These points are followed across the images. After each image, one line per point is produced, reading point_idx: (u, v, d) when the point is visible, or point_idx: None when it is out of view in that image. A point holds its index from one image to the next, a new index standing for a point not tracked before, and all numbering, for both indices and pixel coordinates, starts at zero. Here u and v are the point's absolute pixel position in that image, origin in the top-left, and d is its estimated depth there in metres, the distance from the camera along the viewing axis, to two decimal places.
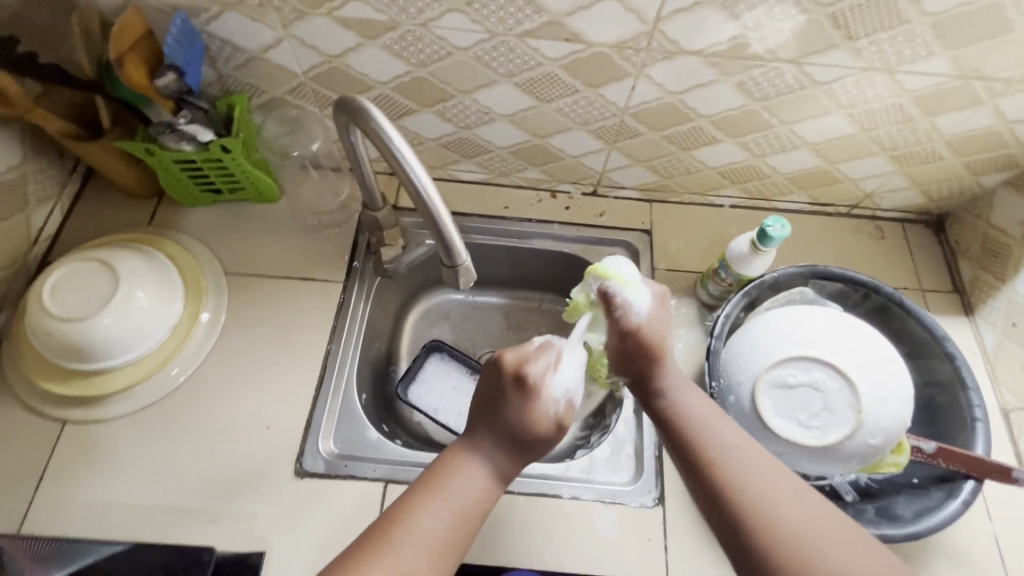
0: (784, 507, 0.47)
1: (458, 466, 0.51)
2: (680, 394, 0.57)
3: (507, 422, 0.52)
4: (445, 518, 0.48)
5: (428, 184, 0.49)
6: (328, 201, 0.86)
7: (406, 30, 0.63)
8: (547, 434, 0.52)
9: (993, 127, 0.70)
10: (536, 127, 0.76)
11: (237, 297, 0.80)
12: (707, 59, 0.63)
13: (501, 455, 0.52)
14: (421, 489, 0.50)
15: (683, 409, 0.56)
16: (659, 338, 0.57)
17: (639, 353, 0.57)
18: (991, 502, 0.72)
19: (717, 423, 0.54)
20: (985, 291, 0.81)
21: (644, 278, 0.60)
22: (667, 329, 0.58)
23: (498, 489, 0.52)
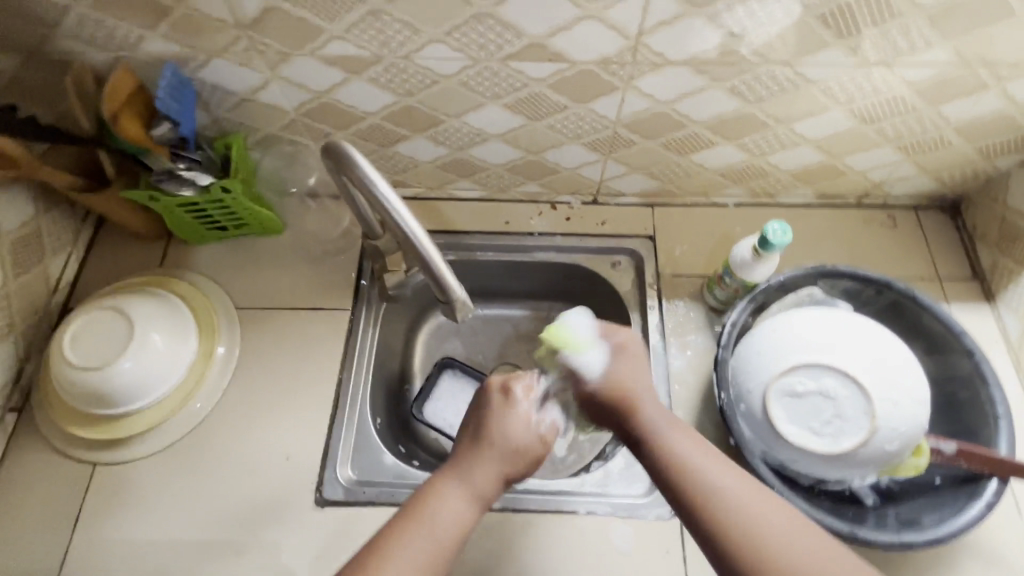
0: (772, 546, 0.49)
1: (443, 488, 0.56)
2: (662, 428, 0.58)
3: (489, 443, 0.58)
4: (433, 536, 0.52)
5: (415, 228, 0.54)
6: (330, 229, 0.87)
7: (390, 63, 0.63)
8: (528, 448, 0.59)
9: (1002, 110, 0.67)
10: (529, 144, 0.75)
11: (249, 331, 0.81)
12: (696, 67, 0.62)
13: (483, 477, 0.56)
14: (410, 511, 0.54)
15: (661, 433, 0.57)
16: (622, 386, 0.61)
17: (603, 406, 0.62)
18: (1021, 497, 0.69)
19: (696, 449, 0.55)
20: (1006, 277, 0.78)
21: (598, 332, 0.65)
22: (630, 378, 0.62)
23: (480, 510, 0.56)
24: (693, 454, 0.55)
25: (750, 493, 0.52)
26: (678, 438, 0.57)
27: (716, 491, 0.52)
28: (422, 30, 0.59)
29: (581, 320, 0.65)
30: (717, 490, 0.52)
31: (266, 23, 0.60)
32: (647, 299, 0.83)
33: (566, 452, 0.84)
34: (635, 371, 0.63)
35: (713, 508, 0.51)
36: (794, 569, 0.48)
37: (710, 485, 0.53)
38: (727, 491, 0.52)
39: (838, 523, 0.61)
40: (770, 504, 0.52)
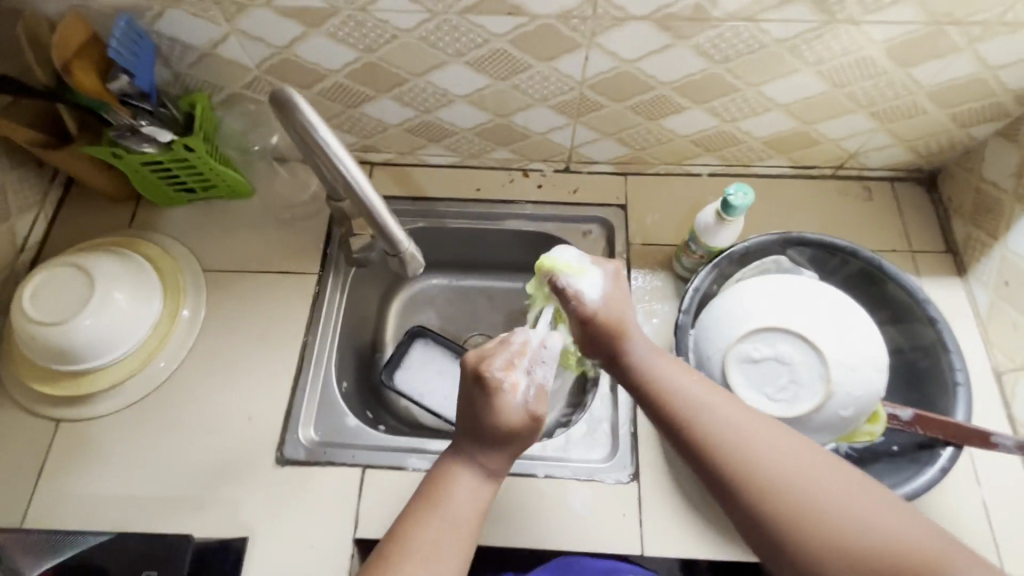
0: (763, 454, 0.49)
1: (457, 481, 0.54)
2: (648, 358, 0.58)
3: (491, 431, 0.55)
4: (458, 526, 0.52)
5: (362, 179, 0.53)
6: (300, 194, 0.86)
7: (348, 16, 0.62)
8: (523, 424, 0.55)
9: (975, 75, 0.66)
10: (496, 106, 0.74)
11: (215, 293, 0.81)
12: (660, 23, 0.61)
13: (493, 460, 0.55)
14: (425, 507, 0.53)
15: (650, 366, 0.57)
16: (616, 317, 0.59)
17: (597, 338, 0.60)
18: (981, 468, 0.69)
19: (682, 376, 0.56)
20: (978, 250, 0.77)
21: (594, 260, 0.63)
22: (624, 308, 0.60)
23: (494, 486, 0.56)
24: (678, 379, 0.55)
25: (734, 411, 0.52)
26: (665, 363, 0.57)
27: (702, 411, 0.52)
28: None
29: (572, 249, 0.63)
30: (702, 410, 0.52)
31: None
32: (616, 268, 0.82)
33: None
34: (626, 303, 0.61)
35: (700, 428, 0.52)
36: (784, 474, 0.48)
37: (696, 405, 0.53)
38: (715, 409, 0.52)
39: None
40: (757, 420, 0.52)
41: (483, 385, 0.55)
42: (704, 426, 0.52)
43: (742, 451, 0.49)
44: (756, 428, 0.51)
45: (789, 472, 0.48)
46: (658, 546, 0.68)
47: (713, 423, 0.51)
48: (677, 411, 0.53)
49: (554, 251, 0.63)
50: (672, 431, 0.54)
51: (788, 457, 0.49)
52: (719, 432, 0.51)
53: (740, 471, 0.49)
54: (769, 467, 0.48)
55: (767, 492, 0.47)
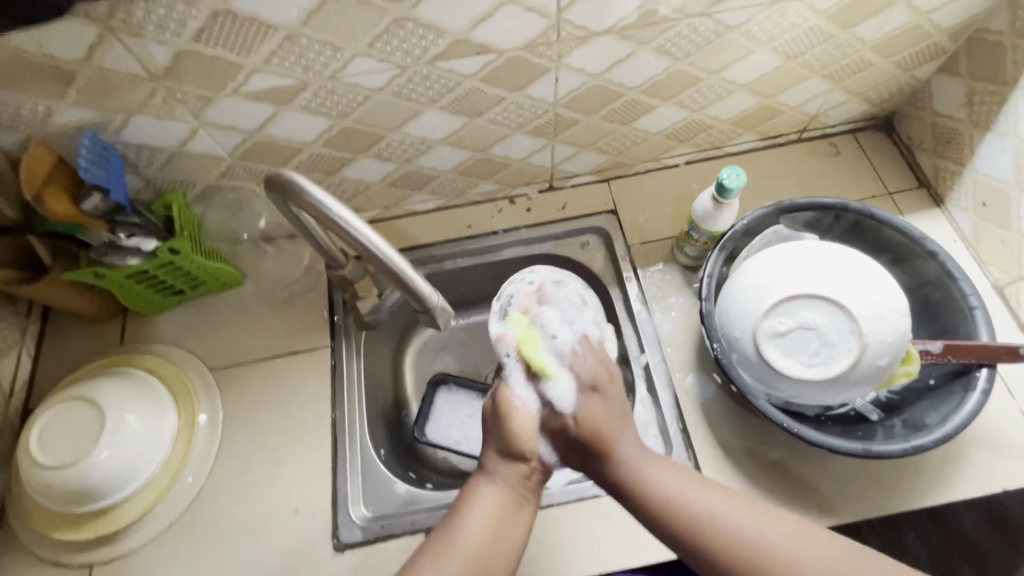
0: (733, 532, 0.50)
1: (473, 495, 0.54)
2: (646, 471, 0.54)
3: (494, 438, 0.57)
4: (468, 538, 0.51)
5: (378, 241, 0.52)
6: (292, 271, 0.84)
7: (318, 87, 0.62)
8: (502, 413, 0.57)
9: (911, 23, 0.70)
10: (475, 143, 0.75)
11: (229, 391, 0.78)
12: (621, 34, 0.63)
13: (503, 470, 0.55)
14: (445, 522, 0.54)
15: (646, 474, 0.54)
16: (593, 428, 0.55)
17: (579, 446, 0.55)
18: (1011, 381, 0.72)
19: (668, 473, 0.54)
20: (948, 179, 0.81)
21: (574, 366, 0.59)
22: (605, 416, 0.56)
23: (504, 490, 0.54)
24: (662, 478, 0.54)
25: (742, 513, 0.51)
26: (658, 473, 0.54)
27: (710, 520, 0.51)
28: (344, 47, 0.58)
29: (557, 325, 0.63)
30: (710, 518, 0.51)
31: (178, 69, 0.57)
32: (622, 272, 0.83)
33: None
34: (612, 414, 0.57)
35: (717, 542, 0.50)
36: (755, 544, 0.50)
37: (688, 505, 0.52)
38: (717, 513, 0.51)
39: (841, 443, 0.62)
40: (769, 518, 0.51)
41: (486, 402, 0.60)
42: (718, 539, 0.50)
43: (760, 561, 0.49)
44: (773, 531, 0.50)
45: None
46: None
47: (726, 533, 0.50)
48: (687, 524, 0.51)
49: (544, 329, 0.62)
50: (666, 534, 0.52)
51: (805, 562, 0.48)
52: (734, 542, 0.50)
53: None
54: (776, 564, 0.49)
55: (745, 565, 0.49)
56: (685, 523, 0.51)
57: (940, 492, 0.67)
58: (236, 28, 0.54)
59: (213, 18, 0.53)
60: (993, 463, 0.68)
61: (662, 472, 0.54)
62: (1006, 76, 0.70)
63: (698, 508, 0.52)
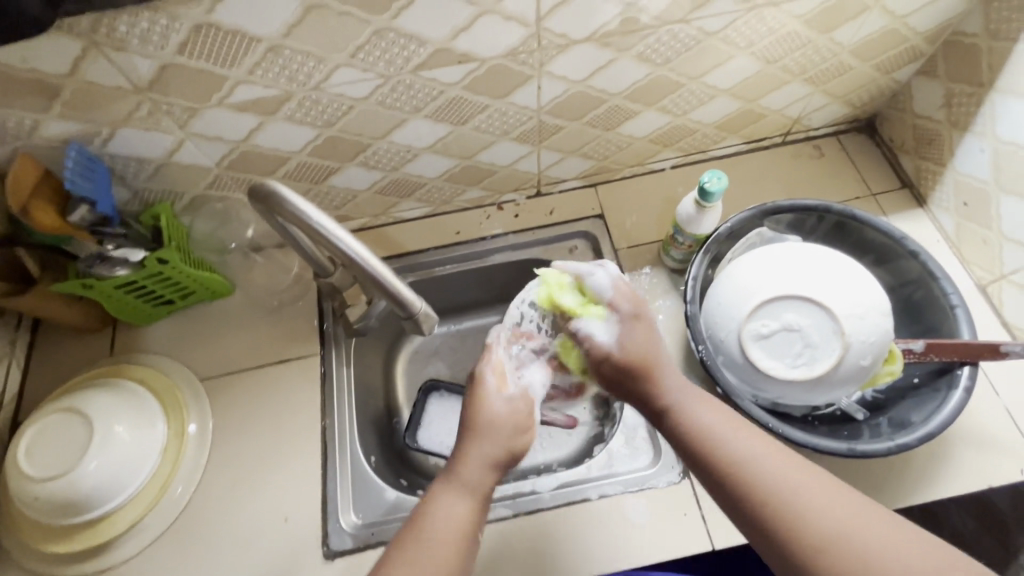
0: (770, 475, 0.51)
1: (443, 502, 0.53)
2: (685, 403, 0.57)
3: (477, 439, 0.56)
4: (437, 542, 0.50)
5: (359, 248, 0.53)
6: (282, 279, 0.85)
7: (303, 97, 0.62)
8: (496, 415, 0.57)
9: (888, 26, 0.72)
10: (460, 150, 0.76)
11: (218, 401, 0.78)
12: (601, 41, 0.64)
13: (478, 474, 0.54)
14: (412, 525, 0.52)
15: (684, 406, 0.57)
16: (639, 355, 0.59)
17: (613, 372, 0.60)
18: (995, 378, 0.73)
19: (717, 416, 0.56)
20: (930, 179, 0.82)
21: (614, 298, 0.60)
22: (647, 347, 0.59)
23: (477, 499, 0.54)
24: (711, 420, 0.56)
25: (779, 461, 0.51)
26: (701, 410, 0.57)
27: (746, 459, 0.52)
28: (327, 57, 0.58)
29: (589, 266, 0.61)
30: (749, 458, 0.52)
31: (163, 82, 0.58)
32: None
33: (569, 442, 0.85)
34: (651, 342, 0.60)
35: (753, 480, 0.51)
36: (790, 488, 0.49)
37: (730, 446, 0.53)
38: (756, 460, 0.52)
39: (826, 443, 0.62)
40: (805, 472, 0.51)
41: (473, 395, 0.58)
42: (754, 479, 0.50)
43: (791, 504, 0.48)
44: (810, 484, 0.49)
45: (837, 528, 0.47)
46: (727, 538, 0.67)
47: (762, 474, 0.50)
48: (721, 460, 0.53)
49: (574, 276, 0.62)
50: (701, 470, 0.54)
51: (840, 515, 0.47)
52: (767, 483, 0.50)
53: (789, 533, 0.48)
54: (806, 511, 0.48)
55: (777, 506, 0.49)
56: (724, 460, 0.53)
57: (927, 491, 0.68)
58: (219, 40, 0.54)
59: (196, 31, 0.53)
60: (979, 460, 0.68)
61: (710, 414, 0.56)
62: (983, 78, 0.71)
63: (739, 447, 0.53)
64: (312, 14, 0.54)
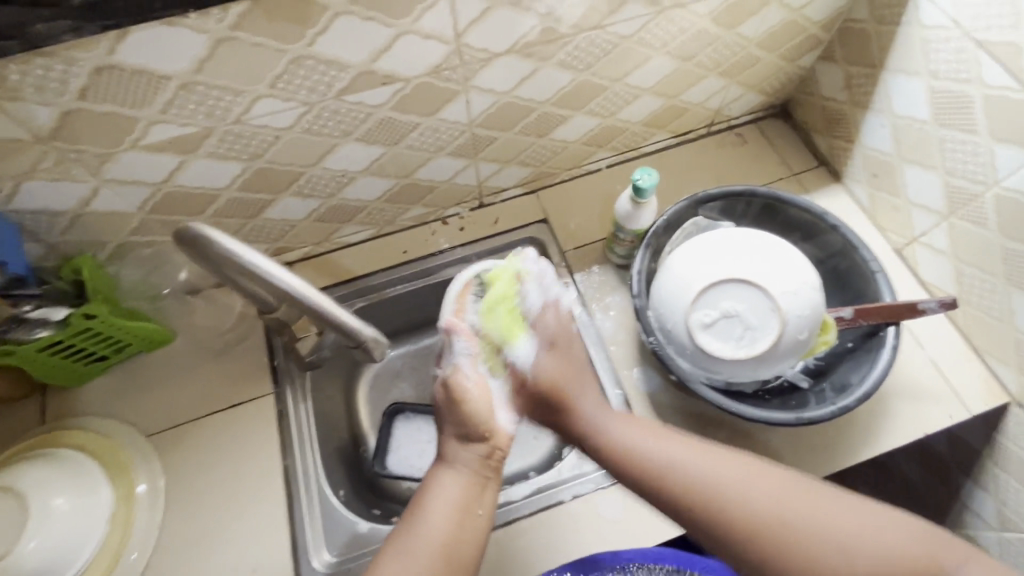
0: (684, 474, 0.58)
1: (431, 486, 0.59)
2: (601, 416, 0.65)
3: (450, 426, 0.63)
4: (431, 529, 0.55)
5: (293, 282, 0.53)
6: (224, 319, 0.81)
7: (224, 132, 0.60)
8: (471, 395, 0.62)
9: (787, 18, 0.76)
10: (397, 169, 0.75)
11: (169, 454, 0.73)
12: (523, 52, 0.65)
13: (463, 453, 0.61)
14: (409, 508, 0.58)
15: (605, 425, 0.64)
16: (551, 380, 0.66)
17: (534, 388, 0.65)
18: (919, 333, 0.79)
19: (642, 431, 0.63)
20: (842, 155, 0.89)
21: (541, 319, 0.68)
22: (561, 368, 0.67)
23: (472, 477, 0.60)
24: (627, 433, 0.63)
25: (716, 462, 0.58)
26: (617, 424, 0.64)
27: (666, 465, 0.59)
28: (244, 89, 0.57)
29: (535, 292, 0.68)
30: (719, 485, 0.56)
31: (68, 129, 0.55)
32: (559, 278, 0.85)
33: (540, 447, 0.86)
34: (567, 365, 0.67)
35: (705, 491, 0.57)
36: (713, 480, 0.57)
37: (651, 456, 0.60)
38: (670, 459, 0.59)
39: (775, 416, 0.66)
40: (717, 460, 0.59)
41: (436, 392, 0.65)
42: (731, 504, 0.56)
43: (715, 496, 0.56)
44: (719, 466, 0.58)
45: (785, 509, 0.55)
46: None
47: (745, 502, 0.55)
48: (648, 468, 0.60)
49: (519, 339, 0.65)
50: (630, 482, 0.61)
51: (757, 491, 0.56)
52: (695, 484, 0.57)
53: (761, 540, 0.54)
54: (731, 499, 0.56)
55: (706, 498, 0.56)
56: (680, 483, 0.58)
57: (870, 445, 0.73)
58: (124, 82, 0.52)
59: (97, 75, 0.51)
60: (910, 410, 0.74)
61: (673, 443, 0.61)
62: (875, 60, 0.77)
63: (692, 471, 0.58)
64: (223, 48, 0.52)
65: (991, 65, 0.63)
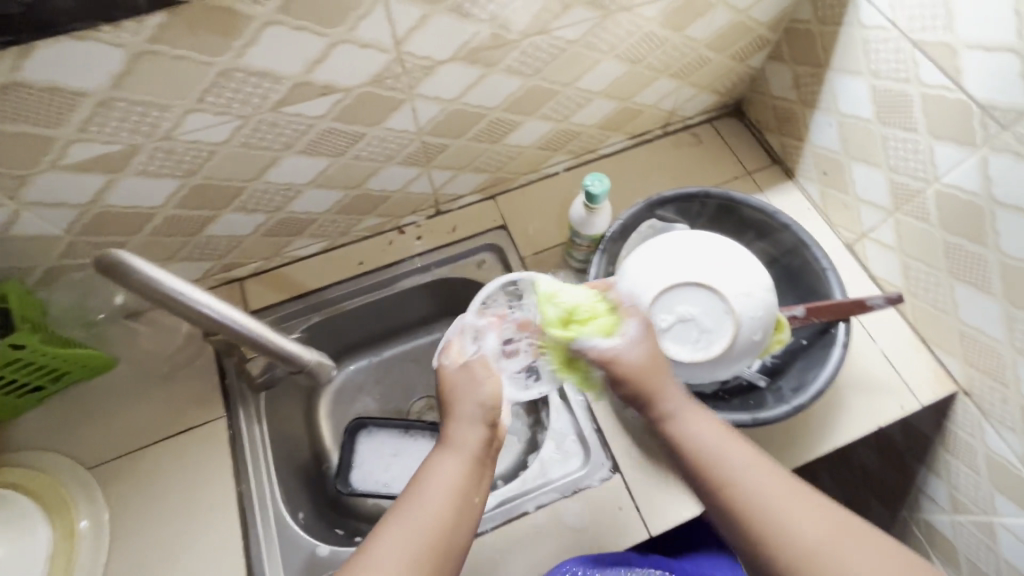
0: (752, 490, 0.53)
1: (431, 468, 0.56)
2: (681, 414, 0.59)
3: (456, 407, 0.60)
4: (426, 512, 0.52)
5: (225, 310, 0.53)
6: (171, 342, 0.78)
7: (153, 149, 0.57)
8: (477, 375, 0.62)
9: (734, 20, 0.77)
10: (346, 180, 0.73)
11: (114, 487, 0.70)
12: (467, 59, 0.63)
13: (467, 437, 0.58)
14: (407, 489, 0.55)
15: (685, 422, 0.59)
16: (641, 372, 0.60)
17: (622, 384, 0.61)
18: (870, 327, 0.80)
19: (716, 439, 0.57)
20: (793, 153, 0.90)
21: (625, 311, 0.65)
22: (650, 363, 0.61)
23: (473, 463, 0.57)
24: (705, 436, 0.57)
25: (789, 493, 0.52)
26: (698, 426, 0.58)
27: (736, 476, 0.54)
28: (171, 104, 0.54)
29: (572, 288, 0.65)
30: (787, 516, 0.50)
31: None
32: None
33: (505, 456, 0.85)
34: (656, 361, 0.61)
35: (768, 512, 0.51)
36: (780, 508, 0.51)
37: (722, 463, 0.55)
38: (745, 475, 0.54)
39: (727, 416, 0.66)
40: (795, 492, 0.52)
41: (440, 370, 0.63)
42: (788, 541, 0.49)
43: (778, 523, 0.50)
44: (789, 498, 0.52)
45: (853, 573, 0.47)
46: (662, 522, 0.69)
47: (806, 543, 0.49)
48: (715, 474, 0.55)
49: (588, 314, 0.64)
50: (694, 477, 0.57)
51: (829, 542, 0.49)
52: (758, 504, 0.52)
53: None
54: (791, 536, 0.50)
55: (770, 520, 0.51)
56: (737, 495, 0.53)
57: (826, 439, 0.74)
58: (34, 101, 0.49)
59: (2, 94, 0.47)
60: (864, 403, 0.76)
61: (748, 460, 0.55)
62: (820, 59, 0.79)
63: (760, 490, 0.52)
64: (142, 62, 0.49)
65: (927, 64, 0.64)
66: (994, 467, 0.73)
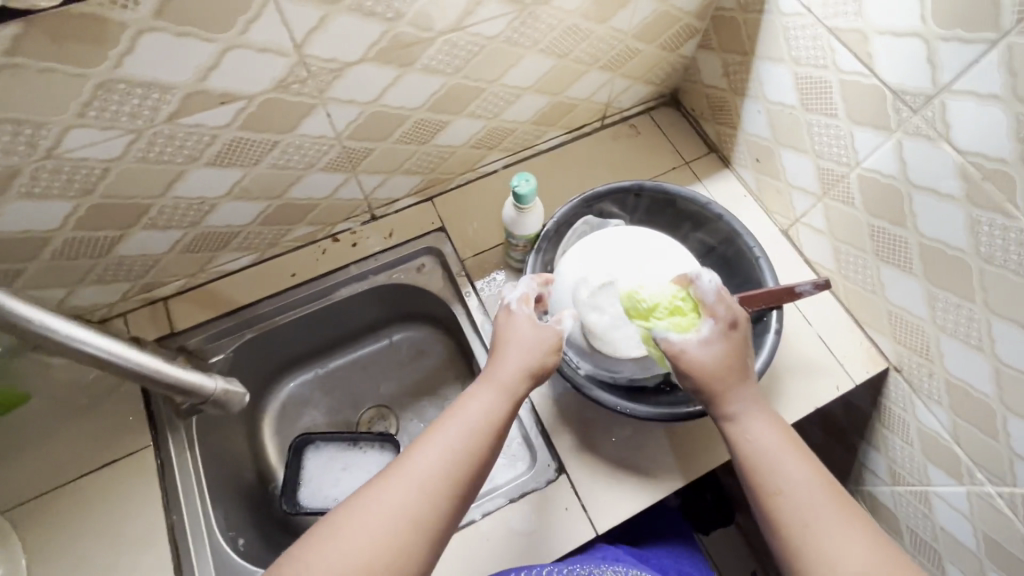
0: (799, 500, 0.52)
1: (471, 398, 0.57)
2: (746, 416, 0.57)
3: (508, 353, 0.60)
4: (460, 438, 0.54)
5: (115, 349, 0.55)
6: (89, 369, 0.74)
7: (36, 169, 0.53)
8: (542, 336, 0.62)
9: (658, 10, 0.76)
10: (265, 191, 0.69)
11: (31, 530, 0.66)
12: (378, 60, 0.61)
13: (513, 381, 0.59)
14: (447, 412, 0.57)
15: (749, 427, 0.57)
16: (712, 371, 0.57)
17: (687, 379, 0.59)
18: (806, 310, 0.82)
19: (780, 443, 0.56)
20: (728, 141, 0.90)
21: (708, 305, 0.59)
22: (725, 363, 0.58)
23: (508, 410, 0.58)
24: (768, 442, 0.56)
25: (832, 512, 0.52)
26: (765, 430, 0.57)
27: (788, 485, 0.53)
28: (47, 120, 0.50)
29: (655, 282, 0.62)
30: (820, 531, 0.51)
31: None
32: (460, 288, 0.83)
33: None
34: (736, 361, 0.58)
35: (805, 524, 0.51)
36: (821, 523, 0.51)
37: (778, 469, 0.54)
38: (798, 488, 0.53)
39: (669, 409, 0.67)
40: (840, 514, 0.51)
41: (506, 317, 0.64)
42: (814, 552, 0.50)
43: (812, 534, 0.51)
44: (830, 514, 0.51)
45: None
46: (608, 519, 0.69)
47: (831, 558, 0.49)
48: (770, 479, 0.54)
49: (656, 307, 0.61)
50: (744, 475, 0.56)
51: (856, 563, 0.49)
52: (803, 516, 0.52)
53: None
54: (818, 548, 0.50)
55: (806, 530, 0.51)
56: (780, 499, 0.53)
57: None
58: None
59: None
60: (801, 385, 0.77)
61: (806, 472, 0.54)
62: (746, 48, 0.79)
63: (806, 501, 0.52)
64: (4, 76, 0.45)
65: (843, 51, 0.65)
66: (925, 439, 0.76)
